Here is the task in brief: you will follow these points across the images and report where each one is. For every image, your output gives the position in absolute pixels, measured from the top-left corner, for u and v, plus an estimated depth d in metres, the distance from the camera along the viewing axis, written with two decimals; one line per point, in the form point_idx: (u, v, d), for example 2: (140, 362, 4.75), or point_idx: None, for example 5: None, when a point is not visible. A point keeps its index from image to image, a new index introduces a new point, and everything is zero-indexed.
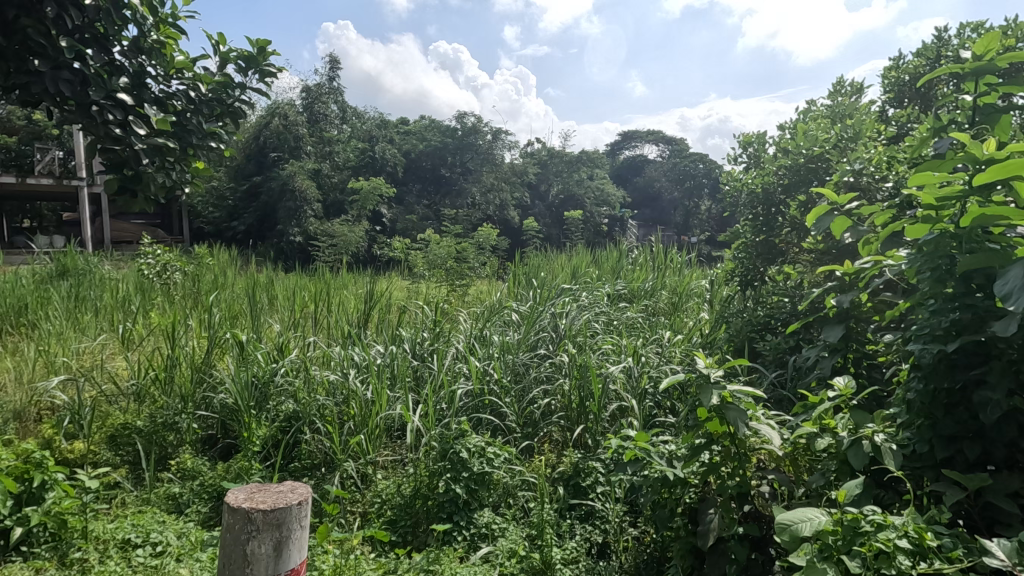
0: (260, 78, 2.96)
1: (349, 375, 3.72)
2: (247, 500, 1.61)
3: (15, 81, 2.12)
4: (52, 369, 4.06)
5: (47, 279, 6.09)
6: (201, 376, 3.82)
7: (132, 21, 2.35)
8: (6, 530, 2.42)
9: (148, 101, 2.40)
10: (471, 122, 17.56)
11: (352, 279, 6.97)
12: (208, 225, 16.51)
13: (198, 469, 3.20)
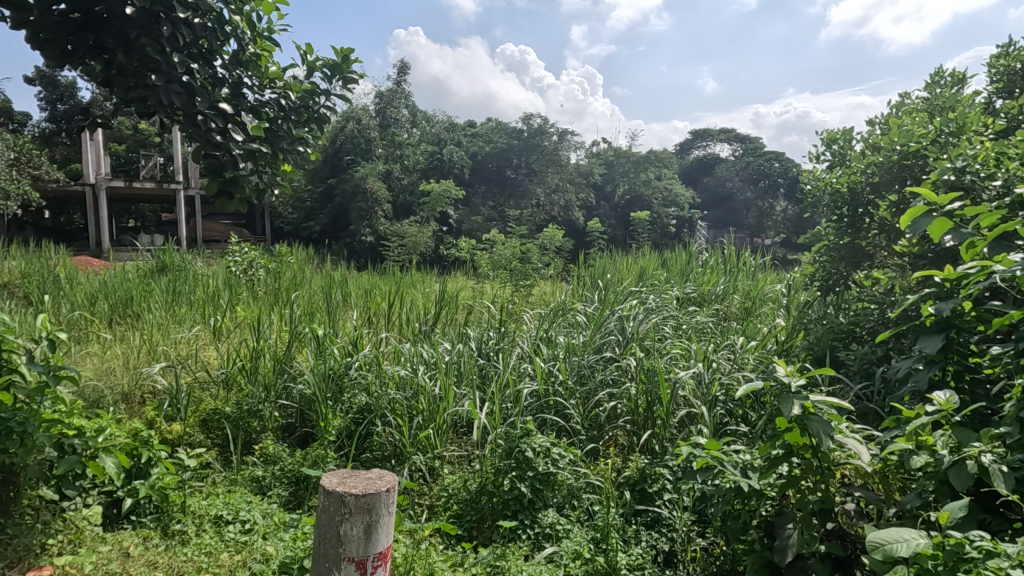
0: (344, 85, 3.11)
1: (419, 370, 3.84)
2: (340, 484, 1.67)
3: (135, 94, 2.34)
4: (154, 357, 4.44)
5: (149, 274, 6.67)
6: (283, 367, 4.06)
7: (233, 37, 2.55)
8: (118, 500, 2.69)
9: (245, 109, 2.59)
10: (537, 123, 17.61)
11: (421, 278, 7.19)
12: (288, 225, 17.50)
13: (279, 454, 3.40)
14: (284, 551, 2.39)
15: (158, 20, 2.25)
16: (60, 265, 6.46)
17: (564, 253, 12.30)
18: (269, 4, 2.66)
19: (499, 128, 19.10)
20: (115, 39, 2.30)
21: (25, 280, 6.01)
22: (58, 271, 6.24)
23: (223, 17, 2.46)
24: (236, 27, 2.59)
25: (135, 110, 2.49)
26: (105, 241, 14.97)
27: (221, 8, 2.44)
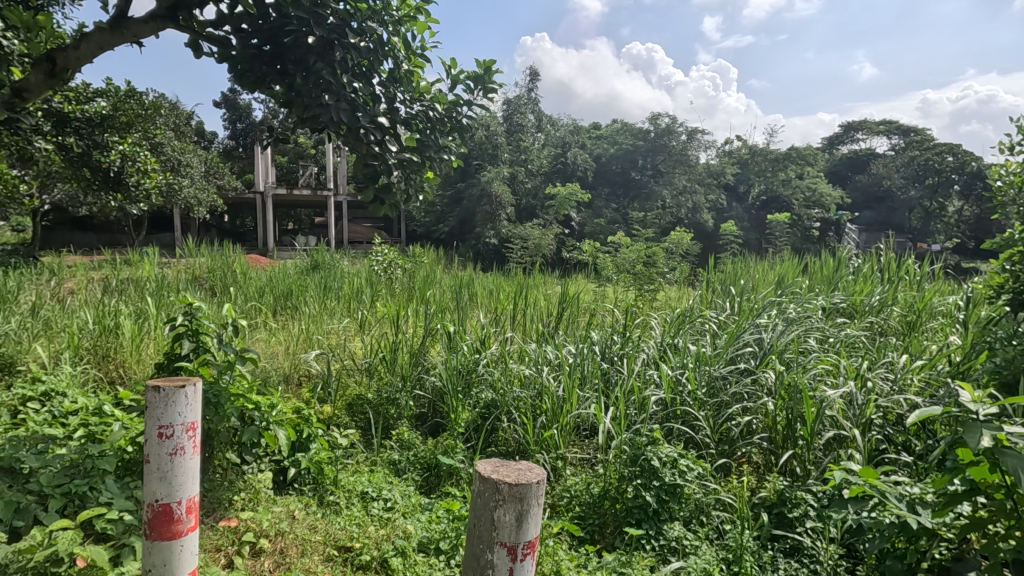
0: (484, 94, 3.26)
1: (543, 370, 3.91)
2: (494, 470, 1.42)
3: (310, 112, 2.64)
4: (309, 345, 4.98)
5: (305, 271, 7.50)
6: (418, 360, 4.35)
7: (390, 56, 2.79)
8: (284, 468, 3.06)
9: (398, 122, 2.82)
10: (665, 122, 17.00)
11: (544, 280, 7.30)
12: (420, 228, 18.72)
13: (413, 441, 3.65)
14: (422, 531, 2.60)
15: (331, 46, 2.53)
16: (237, 261, 7.48)
17: (691, 257, 11.78)
18: (421, 24, 2.86)
19: (624, 129, 18.77)
20: (296, 65, 2.61)
21: (211, 274, 7.04)
22: (235, 266, 7.23)
23: (383, 39, 2.70)
24: (394, 47, 2.82)
25: (308, 128, 2.83)
26: (271, 241, 17.14)
27: (382, 31, 2.67)
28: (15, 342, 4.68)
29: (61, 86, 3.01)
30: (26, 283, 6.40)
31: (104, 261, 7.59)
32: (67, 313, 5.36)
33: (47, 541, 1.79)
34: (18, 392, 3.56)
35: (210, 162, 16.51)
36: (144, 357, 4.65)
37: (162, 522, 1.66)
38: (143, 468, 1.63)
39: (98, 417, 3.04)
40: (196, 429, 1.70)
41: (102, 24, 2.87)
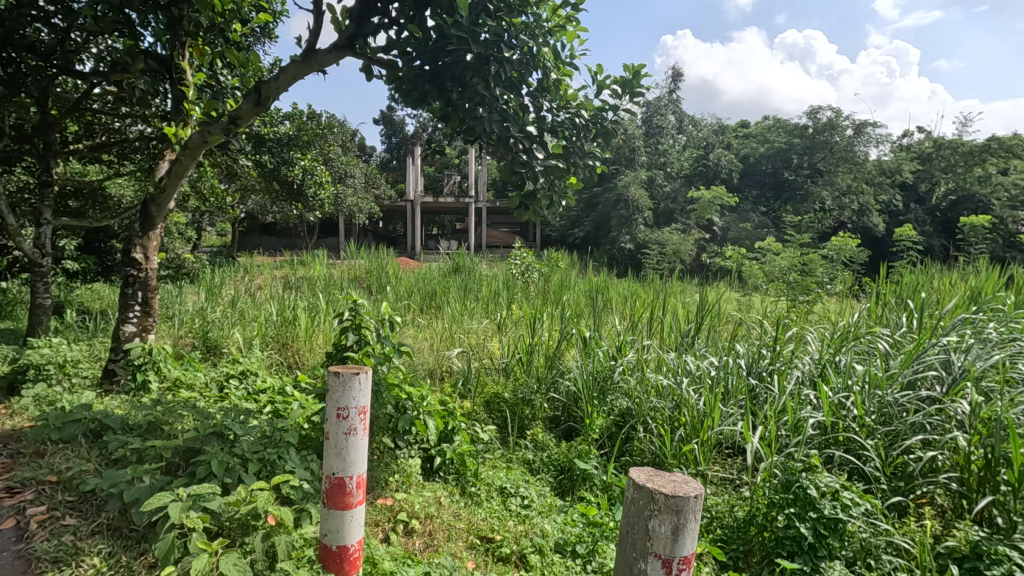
0: (631, 99, 3.22)
1: (683, 381, 3.74)
2: (648, 479, 1.39)
3: (466, 124, 2.81)
4: (452, 342, 5.28)
5: (448, 273, 7.99)
6: (553, 363, 4.40)
7: (540, 68, 2.88)
8: (430, 457, 3.27)
9: (546, 130, 2.90)
10: (826, 117, 15.16)
11: (683, 287, 6.98)
12: (555, 232, 18.96)
13: (547, 443, 3.70)
14: (558, 533, 2.64)
15: (485, 61, 2.67)
16: (390, 263, 8.18)
17: (856, 265, 10.49)
18: (571, 33, 2.92)
19: (777, 126, 17.29)
20: (454, 81, 2.81)
21: (369, 274, 7.79)
22: (389, 268, 7.92)
23: (534, 51, 2.79)
24: (544, 58, 2.91)
25: (462, 139, 3.02)
26: (418, 245, 18.51)
27: (534, 43, 2.77)
28: (219, 328, 5.58)
29: (264, 112, 3.55)
30: (228, 279, 7.62)
31: (285, 261, 8.77)
32: (257, 305, 6.28)
33: (249, 498, 2.09)
34: (222, 370, 4.25)
35: (369, 174, 18.32)
36: (315, 346, 5.28)
37: (337, 493, 1.86)
38: (323, 443, 1.85)
39: (280, 396, 3.51)
40: (366, 413, 1.88)
41: (297, 57, 3.34)
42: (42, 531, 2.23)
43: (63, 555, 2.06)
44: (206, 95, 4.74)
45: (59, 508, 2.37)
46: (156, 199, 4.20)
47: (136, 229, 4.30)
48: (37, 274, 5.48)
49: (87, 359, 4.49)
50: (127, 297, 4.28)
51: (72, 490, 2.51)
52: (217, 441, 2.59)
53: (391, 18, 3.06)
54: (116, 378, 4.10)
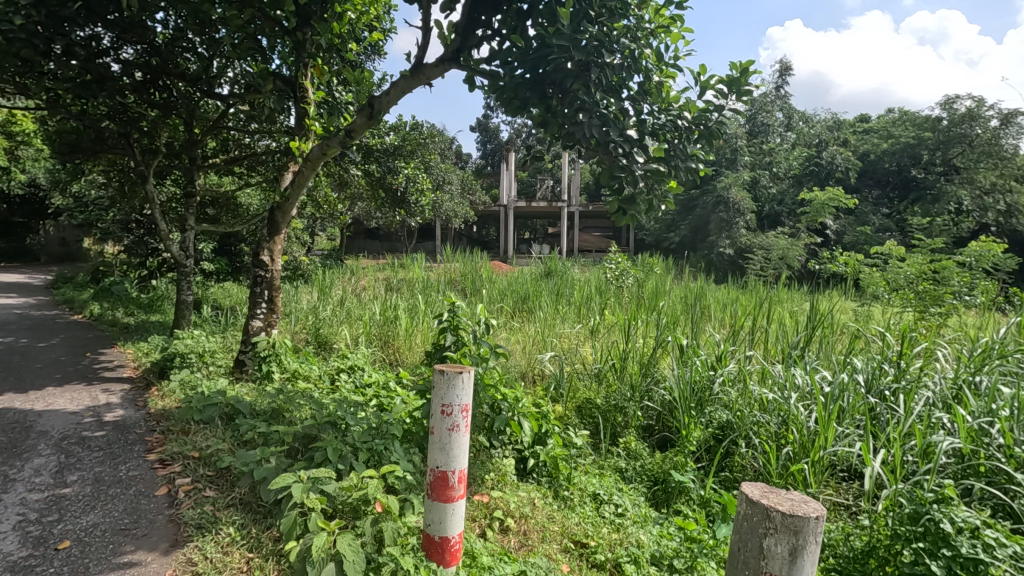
0: (738, 98, 3.09)
1: (791, 396, 3.49)
2: (764, 495, 1.34)
3: (565, 130, 2.84)
4: (544, 346, 5.30)
5: (541, 277, 8.06)
6: (648, 371, 4.27)
7: (643, 71, 2.85)
8: (524, 458, 3.32)
9: (647, 133, 2.85)
10: (965, 108, 13.40)
11: (790, 295, 6.53)
12: (650, 237, 18.48)
13: (640, 452, 3.61)
14: (654, 545, 2.58)
15: (587, 68, 2.68)
16: (484, 266, 8.38)
17: (1000, 274, 9.23)
18: (675, 35, 2.87)
19: (902, 119, 15.68)
20: (554, 88, 2.84)
21: (464, 277, 8.05)
22: (483, 271, 8.13)
23: (637, 54, 2.77)
24: (646, 61, 2.87)
25: (560, 145, 3.05)
26: (510, 249, 18.81)
27: (635, 46, 2.73)
28: (330, 325, 6.03)
29: (376, 125, 3.80)
30: (337, 280, 8.20)
31: (387, 264, 9.28)
32: (362, 305, 6.71)
33: (359, 484, 2.25)
34: (333, 365, 4.59)
35: (465, 180, 18.92)
36: (414, 344, 5.54)
37: (440, 486, 1.94)
38: (429, 437, 1.94)
39: (384, 391, 3.72)
40: (468, 411, 1.96)
41: (406, 72, 3.54)
42: (189, 500, 2.54)
43: (205, 522, 2.33)
44: (323, 110, 5.15)
45: (201, 480, 2.69)
46: (282, 207, 4.64)
47: (264, 235, 4.77)
48: (182, 273, 6.24)
49: (221, 350, 5.04)
50: (255, 295, 4.75)
51: (211, 465, 2.83)
52: (330, 430, 2.81)
53: (494, 29, 3.17)
54: (244, 368, 4.56)
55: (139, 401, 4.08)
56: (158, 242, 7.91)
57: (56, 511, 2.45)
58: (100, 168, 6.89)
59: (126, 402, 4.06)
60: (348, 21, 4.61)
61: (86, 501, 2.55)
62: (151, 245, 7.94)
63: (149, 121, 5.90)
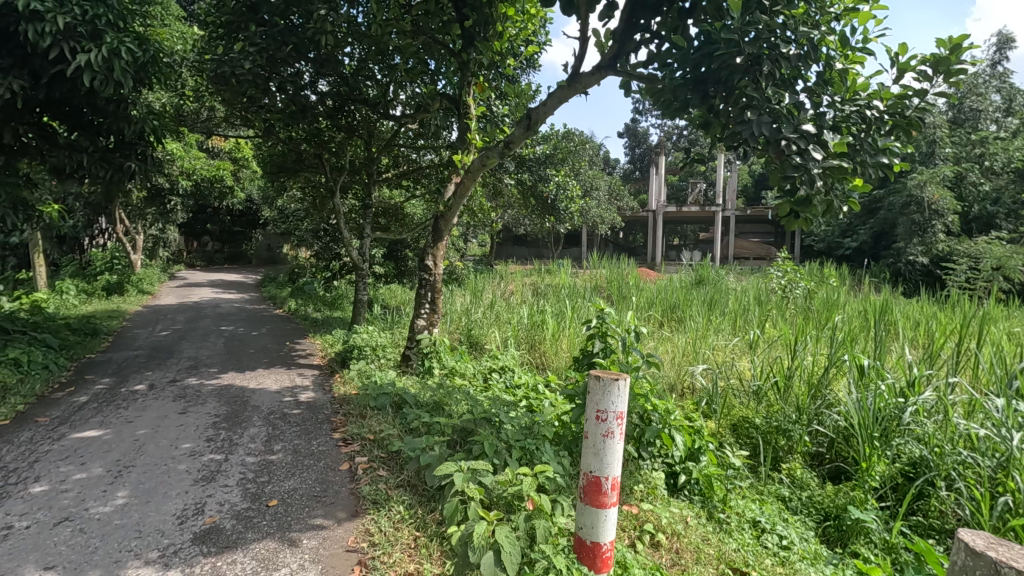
0: (946, 80, 2.67)
1: (1012, 435, 2.88)
2: (991, 547, 1.16)
3: (730, 129, 2.68)
4: (696, 358, 4.98)
5: (692, 285, 7.67)
6: (818, 393, 3.81)
7: (823, 58, 2.61)
8: (675, 473, 3.18)
9: (827, 127, 2.58)
10: None
11: (1009, 313, 5.41)
12: (820, 243, 16.60)
13: (808, 482, 3.24)
14: None
15: (759, 62, 2.51)
16: (631, 273, 8.21)
17: None
18: (865, 15, 2.57)
19: None
20: (718, 86, 2.71)
21: (611, 283, 7.96)
22: (629, 278, 7.97)
23: (817, 41, 2.53)
24: (827, 48, 2.61)
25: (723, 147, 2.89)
26: (658, 256, 18.13)
27: (815, 33, 2.51)
28: (481, 327, 6.38)
29: (533, 135, 3.94)
30: (489, 285, 8.63)
31: (534, 270, 9.52)
32: (511, 308, 6.98)
33: (514, 480, 2.35)
34: (486, 364, 4.81)
35: (612, 186, 18.71)
36: (560, 349, 5.57)
37: (593, 491, 1.94)
38: (582, 441, 1.96)
39: (533, 393, 3.83)
40: (623, 419, 1.93)
41: (563, 82, 3.62)
42: (366, 477, 2.86)
43: (379, 498, 2.61)
44: (482, 125, 5.47)
45: (376, 461, 3.01)
46: (444, 216, 5.01)
47: (429, 241, 5.19)
48: (359, 275, 7.06)
49: (390, 345, 5.60)
50: (421, 297, 5.19)
51: (383, 447, 3.17)
52: (485, 425, 2.97)
53: (654, 31, 3.11)
54: (410, 362, 5.02)
55: (326, 385, 4.70)
56: (340, 248, 9.04)
57: (267, 474, 2.93)
58: (299, 185, 8.06)
59: (316, 386, 4.70)
60: (508, 37, 4.86)
61: (288, 467, 3.01)
62: (335, 250, 9.10)
63: (337, 143, 6.77)
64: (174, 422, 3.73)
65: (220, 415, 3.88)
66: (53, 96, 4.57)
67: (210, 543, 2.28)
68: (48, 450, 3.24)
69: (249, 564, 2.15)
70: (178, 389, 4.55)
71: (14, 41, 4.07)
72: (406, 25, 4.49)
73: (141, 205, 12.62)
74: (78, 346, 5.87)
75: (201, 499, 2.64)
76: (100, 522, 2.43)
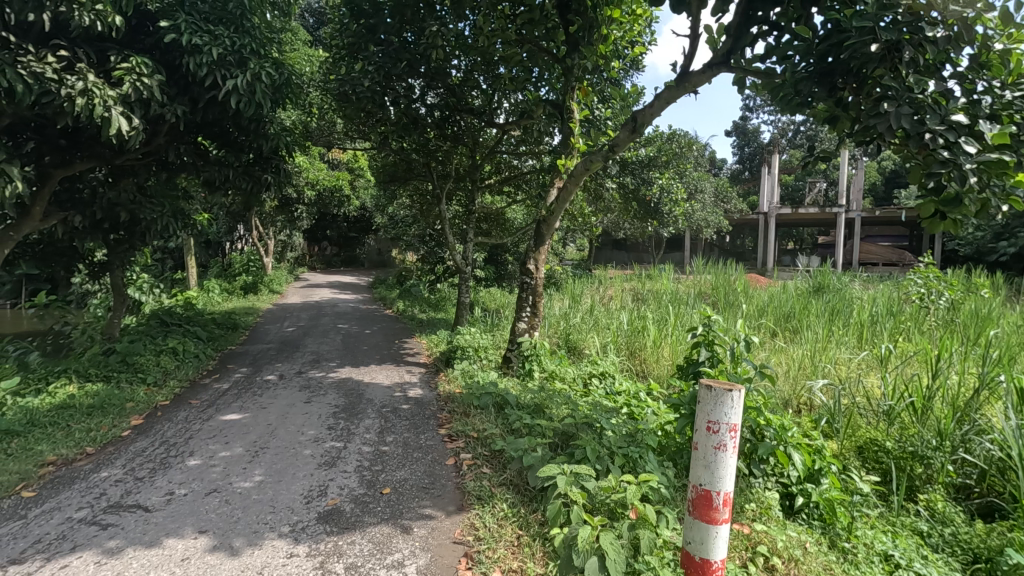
0: None
1: None
2: None
3: (861, 124, 2.46)
4: (815, 372, 4.58)
5: (809, 292, 7.09)
6: (965, 417, 3.36)
7: (978, 40, 2.33)
8: (791, 495, 2.97)
9: (983, 116, 2.28)
10: None
11: None
12: (967, 248, 14.60)
13: (952, 517, 2.87)
14: None
15: (898, 48, 2.29)
16: (740, 279, 7.76)
17: None
18: None
19: None
20: (846, 78, 2.51)
21: (717, 289, 7.58)
22: (737, 284, 7.53)
23: (970, 21, 2.26)
24: (984, 28, 2.32)
25: (852, 142, 2.66)
26: (770, 261, 16.94)
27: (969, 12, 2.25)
28: (580, 331, 6.37)
29: (638, 137, 3.86)
30: (588, 289, 8.57)
31: (634, 274, 9.30)
32: (610, 314, 6.87)
33: (618, 487, 2.32)
34: (586, 368, 4.77)
35: (719, 188, 17.80)
36: (661, 357, 5.38)
37: (703, 505, 1.87)
38: (692, 453, 1.88)
39: (635, 400, 3.75)
40: (737, 432, 1.84)
41: (671, 82, 3.53)
42: (470, 473, 2.96)
43: (483, 495, 2.69)
44: (584, 129, 5.45)
45: (480, 458, 3.11)
46: (546, 220, 5.07)
47: (531, 245, 5.27)
48: (462, 279, 7.31)
49: (491, 346, 5.75)
50: (522, 300, 5.29)
51: (486, 446, 3.26)
52: (587, 430, 2.94)
53: (773, 23, 2.95)
54: (510, 363, 5.12)
55: (432, 383, 4.94)
56: (444, 252, 9.42)
57: (380, 463, 3.13)
58: (408, 192, 8.55)
59: (423, 383, 4.95)
60: (614, 40, 4.82)
61: (399, 459, 3.19)
62: (440, 254, 9.51)
63: (444, 151, 7.08)
64: (300, 410, 4.11)
65: (339, 405, 4.21)
66: (207, 119, 5.22)
67: (333, 522, 2.48)
68: (200, 429, 3.71)
69: (366, 545, 2.31)
70: (302, 381, 5.00)
71: (179, 72, 4.71)
72: (512, 34, 4.62)
73: (273, 213, 14.04)
74: (222, 338, 6.65)
75: (324, 482, 2.89)
76: (242, 495, 2.74)
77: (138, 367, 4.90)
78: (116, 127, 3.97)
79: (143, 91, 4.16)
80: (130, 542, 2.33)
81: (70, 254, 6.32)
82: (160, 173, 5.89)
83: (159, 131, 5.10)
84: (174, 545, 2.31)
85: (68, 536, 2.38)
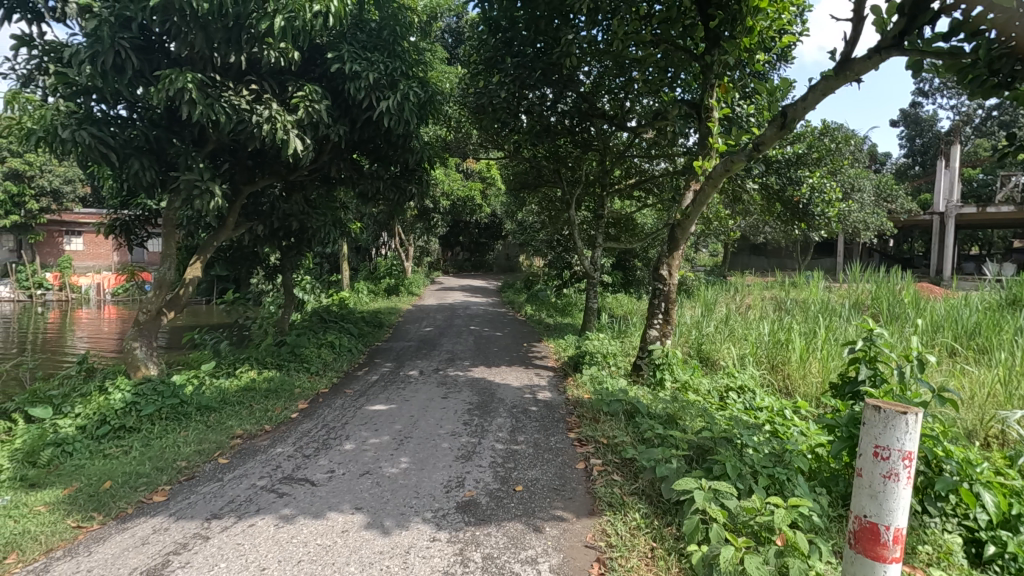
0: None
1: None
2: None
3: None
4: (1011, 401, 3.85)
5: (1003, 306, 5.98)
6: None
7: None
8: (979, 542, 2.53)
9: None
10: None
11: None
12: None
13: None
14: None
15: None
16: (908, 289, 6.79)
17: None
18: None
19: None
20: None
21: (878, 300, 6.72)
22: (904, 294, 6.61)
23: None
24: None
25: None
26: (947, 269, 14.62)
27: None
28: (714, 341, 6.06)
29: (789, 134, 3.56)
30: (723, 297, 8.07)
31: (777, 282, 8.56)
32: (748, 323, 6.40)
33: (763, 510, 2.18)
34: (722, 381, 4.50)
35: (882, 184, 15.73)
36: (809, 372, 4.88)
37: (868, 539, 1.67)
38: (854, 480, 1.71)
39: (779, 418, 3.46)
40: (912, 461, 1.63)
41: (830, 72, 3.23)
42: (601, 478, 2.96)
43: (615, 502, 2.67)
44: (724, 128, 5.16)
45: (610, 465, 3.09)
46: (681, 224, 4.88)
47: (664, 250, 5.10)
48: (590, 284, 7.28)
49: (620, 353, 5.66)
50: (654, 307, 5.13)
51: (617, 453, 3.23)
52: (725, 445, 2.77)
53: None
54: (640, 372, 5.00)
55: (560, 387, 4.99)
56: (572, 257, 9.44)
57: (512, 461, 3.23)
58: (539, 199, 8.73)
59: (552, 386, 5.02)
60: (760, 31, 4.51)
61: (531, 458, 3.27)
62: (567, 260, 9.58)
63: (574, 157, 7.13)
64: (438, 405, 4.39)
65: (472, 403, 4.42)
66: (363, 137, 5.79)
67: (470, 514, 2.62)
68: (354, 416, 4.13)
69: (501, 539, 2.41)
70: (440, 377, 5.33)
71: (341, 97, 5.28)
72: (648, 36, 4.48)
73: (414, 221, 15.14)
74: (370, 335, 7.32)
75: (462, 474, 3.05)
76: (390, 479, 3.00)
77: (303, 357, 5.57)
78: (292, 148, 4.57)
79: (314, 116, 4.72)
80: (301, 511, 2.66)
81: (252, 259, 7.37)
82: (323, 187, 6.66)
83: (324, 150, 5.77)
84: (335, 518, 2.59)
85: (253, 500, 2.79)
